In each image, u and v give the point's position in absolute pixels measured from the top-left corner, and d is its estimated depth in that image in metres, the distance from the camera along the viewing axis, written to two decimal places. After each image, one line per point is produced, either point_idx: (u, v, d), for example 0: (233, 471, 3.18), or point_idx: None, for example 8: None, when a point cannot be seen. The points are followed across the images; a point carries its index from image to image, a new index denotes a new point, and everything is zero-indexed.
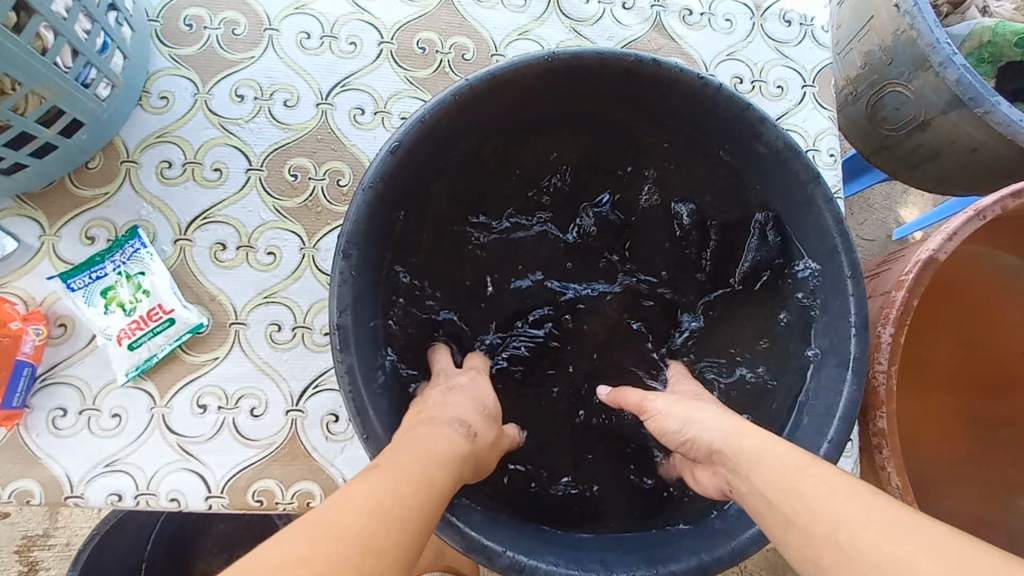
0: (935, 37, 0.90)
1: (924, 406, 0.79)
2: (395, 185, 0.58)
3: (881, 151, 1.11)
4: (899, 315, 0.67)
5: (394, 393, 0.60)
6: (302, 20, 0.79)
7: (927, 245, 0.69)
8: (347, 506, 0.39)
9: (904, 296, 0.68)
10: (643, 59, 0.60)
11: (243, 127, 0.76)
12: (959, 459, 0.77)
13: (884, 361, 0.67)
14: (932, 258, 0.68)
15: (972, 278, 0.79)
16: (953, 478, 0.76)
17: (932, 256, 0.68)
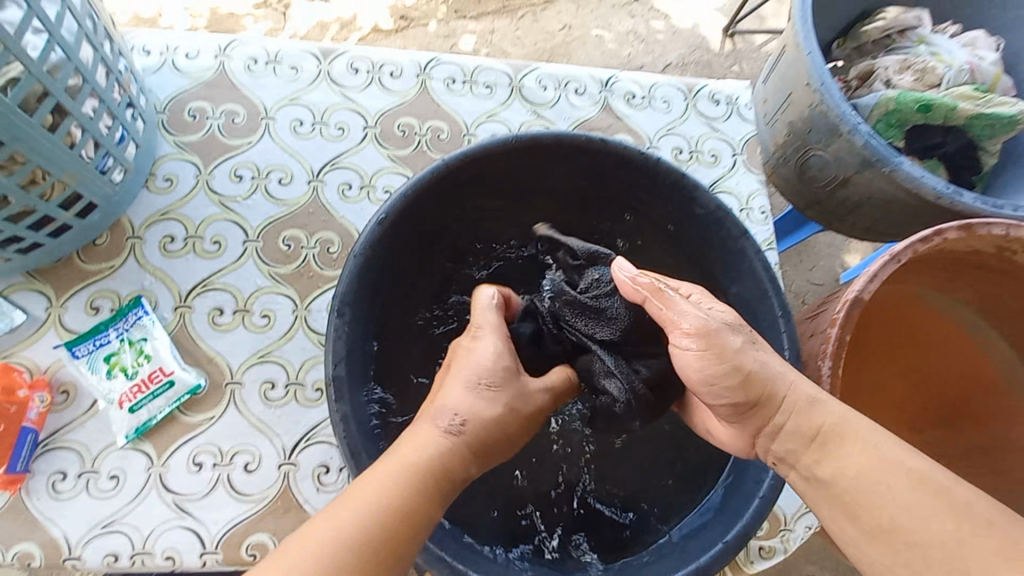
0: (842, 110, 1.06)
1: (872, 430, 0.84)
2: (383, 250, 0.67)
3: (814, 205, 1.25)
4: (835, 349, 0.73)
5: (383, 439, 0.64)
6: (295, 109, 0.90)
7: (853, 286, 0.75)
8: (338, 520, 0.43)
9: (837, 332, 0.73)
10: (592, 138, 0.71)
11: (241, 204, 0.84)
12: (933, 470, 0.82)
13: None
14: (858, 298, 0.73)
15: (899, 308, 0.85)
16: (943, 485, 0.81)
17: (858, 296, 0.73)
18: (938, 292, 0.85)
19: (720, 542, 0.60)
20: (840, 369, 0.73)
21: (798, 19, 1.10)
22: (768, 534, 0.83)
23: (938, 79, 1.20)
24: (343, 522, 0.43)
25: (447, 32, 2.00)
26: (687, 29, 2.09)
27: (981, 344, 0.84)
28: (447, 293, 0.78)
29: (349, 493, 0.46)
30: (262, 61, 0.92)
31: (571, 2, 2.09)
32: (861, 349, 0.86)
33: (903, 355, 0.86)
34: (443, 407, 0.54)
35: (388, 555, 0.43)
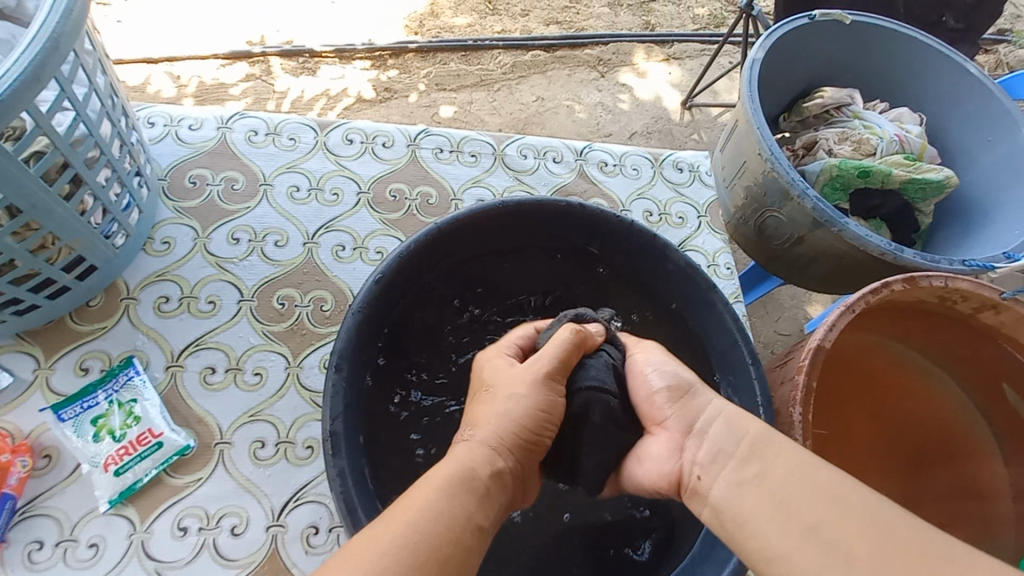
0: (791, 177, 1.17)
1: (849, 469, 0.87)
2: (378, 308, 0.71)
3: (774, 260, 1.35)
4: (804, 395, 0.77)
5: (378, 499, 0.64)
6: (292, 176, 0.95)
7: (814, 334, 0.81)
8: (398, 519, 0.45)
9: (805, 379, 0.78)
10: (572, 203, 0.79)
11: (237, 265, 0.87)
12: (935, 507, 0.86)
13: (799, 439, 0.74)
14: (820, 345, 0.79)
15: (861, 354, 0.92)
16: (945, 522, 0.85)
17: (819, 344, 0.80)
18: (894, 340, 0.93)
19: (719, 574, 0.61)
20: (811, 416, 0.76)
21: (746, 99, 1.24)
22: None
23: (873, 149, 1.35)
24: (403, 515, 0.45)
25: (428, 102, 2.14)
26: (649, 102, 2.30)
27: (935, 386, 0.92)
28: (439, 343, 0.80)
29: (413, 487, 0.49)
30: (262, 132, 0.98)
31: (542, 77, 2.29)
32: (843, 399, 0.91)
33: (884, 400, 0.92)
34: None
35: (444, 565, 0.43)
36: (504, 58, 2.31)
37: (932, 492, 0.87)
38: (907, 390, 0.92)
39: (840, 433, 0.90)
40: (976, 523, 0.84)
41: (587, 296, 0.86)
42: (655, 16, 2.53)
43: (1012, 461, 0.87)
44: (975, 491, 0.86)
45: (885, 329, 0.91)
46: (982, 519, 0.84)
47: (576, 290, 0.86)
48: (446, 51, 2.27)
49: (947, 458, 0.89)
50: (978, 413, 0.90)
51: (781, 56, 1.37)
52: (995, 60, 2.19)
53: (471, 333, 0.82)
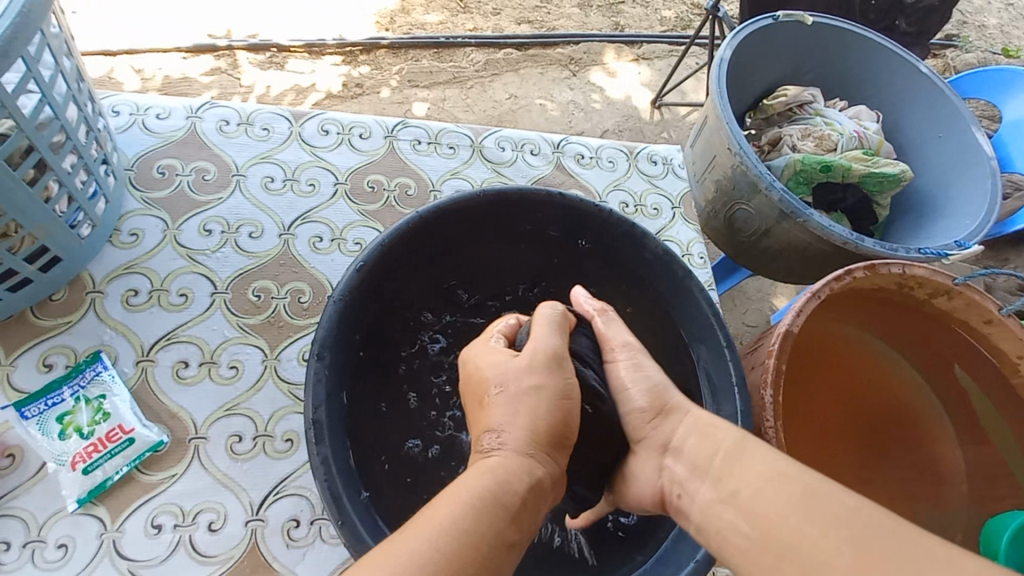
0: (758, 170, 1.22)
1: (820, 456, 0.91)
2: (361, 297, 0.71)
3: (744, 252, 1.41)
4: (774, 378, 0.79)
5: (366, 498, 0.63)
6: (265, 167, 0.93)
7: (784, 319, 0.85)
8: (436, 524, 0.47)
9: (775, 361, 0.81)
10: (552, 193, 0.80)
11: (210, 257, 0.85)
12: (901, 484, 0.91)
13: (771, 418, 0.75)
14: (790, 330, 0.82)
15: (826, 339, 0.96)
16: (912, 497, 0.90)
17: (789, 329, 0.83)
18: (859, 329, 0.97)
19: None
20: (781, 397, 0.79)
21: (716, 97, 1.28)
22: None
23: (835, 144, 1.43)
24: (440, 516, 0.47)
25: (401, 99, 2.14)
26: (620, 101, 2.34)
27: (895, 370, 0.97)
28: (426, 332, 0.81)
29: (446, 491, 0.51)
30: (234, 122, 0.95)
31: (515, 75, 2.31)
32: (810, 385, 0.94)
33: (850, 385, 0.96)
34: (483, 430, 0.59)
35: (478, 553, 0.46)
36: (477, 56, 2.32)
37: (898, 469, 0.92)
38: (869, 374, 0.96)
39: (813, 421, 0.93)
40: (933, 499, 0.90)
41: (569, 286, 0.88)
42: (625, 17, 2.58)
43: (966, 439, 0.92)
44: (935, 467, 0.92)
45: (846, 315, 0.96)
46: (940, 496, 0.89)
47: (559, 281, 0.88)
48: (419, 48, 2.27)
49: (911, 441, 0.94)
50: (933, 395, 0.96)
51: (747, 55, 1.43)
52: (942, 64, 2.30)
53: (463, 318, 0.83)
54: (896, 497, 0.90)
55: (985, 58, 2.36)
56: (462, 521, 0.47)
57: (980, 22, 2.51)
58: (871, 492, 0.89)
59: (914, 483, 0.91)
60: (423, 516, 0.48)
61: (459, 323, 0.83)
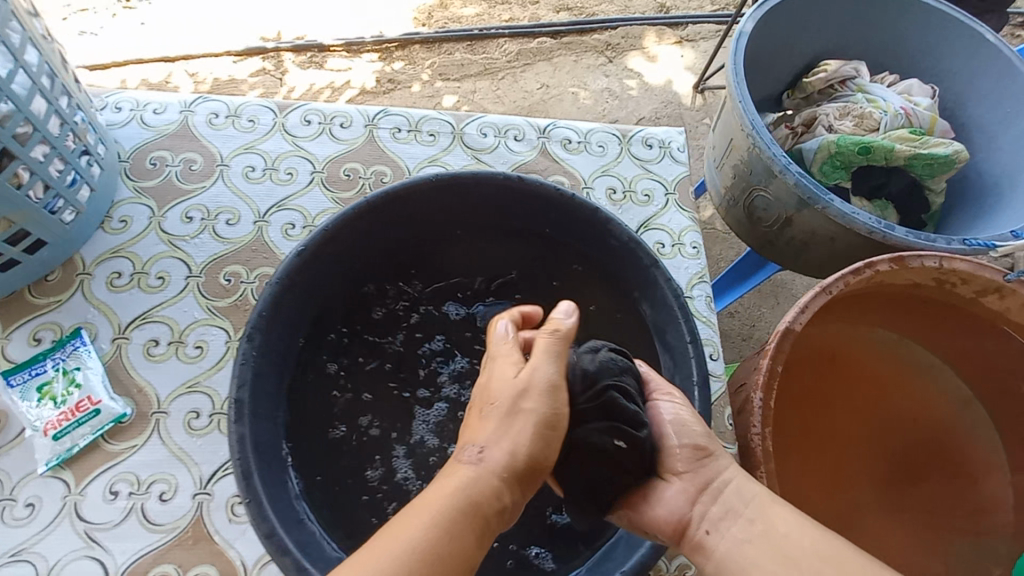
0: (773, 152, 1.10)
1: (827, 471, 0.81)
2: (304, 281, 0.72)
3: (768, 244, 1.29)
4: (766, 379, 0.71)
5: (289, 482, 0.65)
6: (248, 157, 0.96)
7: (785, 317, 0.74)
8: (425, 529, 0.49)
9: (770, 363, 0.72)
10: (510, 176, 0.77)
11: (189, 243, 0.89)
12: (930, 510, 0.80)
13: (757, 424, 0.68)
14: (790, 329, 0.72)
15: (846, 341, 0.84)
16: (942, 525, 0.79)
17: (790, 328, 0.73)
18: (890, 330, 0.85)
19: (641, 548, 0.63)
20: (772, 403, 0.70)
21: (731, 73, 1.17)
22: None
23: (876, 123, 1.27)
24: (428, 520, 0.50)
25: (431, 93, 2.16)
26: (659, 87, 2.24)
27: (930, 380, 0.85)
28: (384, 321, 0.82)
29: (432, 493, 0.52)
30: (223, 114, 0.99)
31: (548, 64, 2.26)
32: (827, 393, 0.84)
33: (874, 394, 0.85)
34: (466, 443, 0.57)
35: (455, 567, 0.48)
36: (510, 46, 2.30)
37: (927, 493, 0.81)
38: (897, 383, 0.85)
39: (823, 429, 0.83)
40: (960, 529, 0.79)
41: (534, 273, 0.86)
42: None
43: (1011, 465, 0.80)
44: (975, 493, 0.80)
45: (872, 315, 0.84)
46: (976, 526, 0.79)
47: (526, 271, 0.86)
48: (453, 42, 2.27)
49: (942, 461, 0.82)
50: (977, 411, 0.84)
51: (778, 27, 1.31)
52: None
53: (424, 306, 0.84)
54: (910, 522, 0.79)
55: None
56: (446, 531, 0.49)
57: None
58: (892, 516, 0.80)
59: (947, 509, 0.80)
60: (412, 518, 0.50)
61: (419, 310, 0.83)
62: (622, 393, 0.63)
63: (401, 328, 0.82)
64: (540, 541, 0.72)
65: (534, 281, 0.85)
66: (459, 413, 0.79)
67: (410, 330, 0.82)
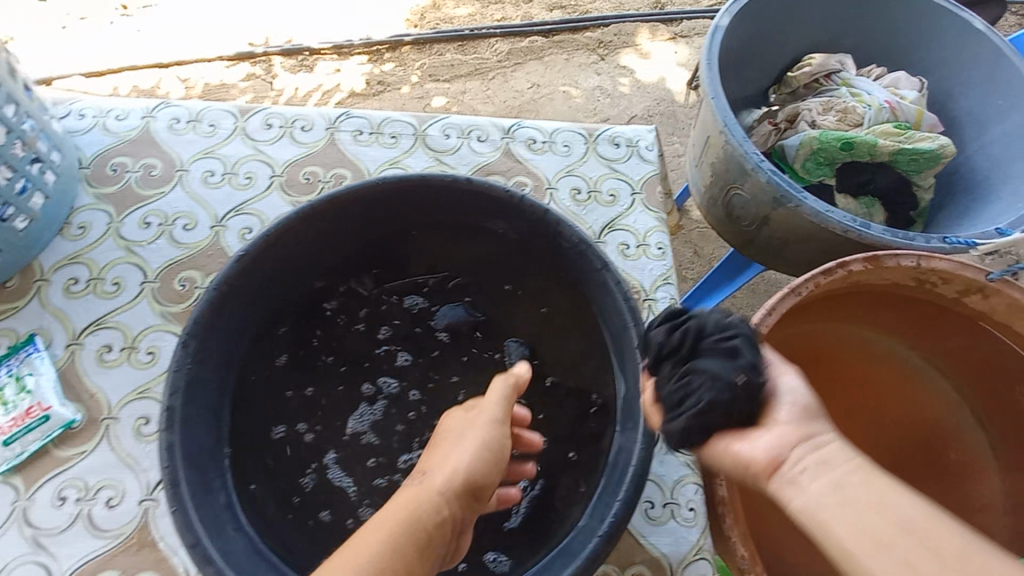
0: (745, 150, 1.08)
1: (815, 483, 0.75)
2: (246, 286, 0.71)
3: (749, 244, 1.25)
4: None
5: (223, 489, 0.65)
6: (208, 162, 0.96)
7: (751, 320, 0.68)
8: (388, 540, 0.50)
9: None
10: (459, 178, 0.75)
11: (145, 248, 0.90)
12: None
13: None
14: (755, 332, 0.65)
15: (823, 345, 0.78)
16: None
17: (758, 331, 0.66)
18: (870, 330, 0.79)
19: (578, 558, 0.61)
20: None
21: (705, 68, 1.13)
22: (659, 521, 0.80)
23: (861, 118, 1.23)
24: (392, 535, 0.51)
25: (421, 94, 2.16)
26: (652, 84, 2.20)
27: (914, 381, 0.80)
28: (335, 324, 0.81)
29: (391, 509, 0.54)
30: (184, 120, 1.00)
31: (538, 63, 2.24)
32: None
33: (856, 398, 0.80)
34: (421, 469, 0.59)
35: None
36: (501, 45, 2.28)
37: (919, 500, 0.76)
38: (879, 384, 0.80)
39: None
40: None
41: (489, 275, 0.84)
42: None
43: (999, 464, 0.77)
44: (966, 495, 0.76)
45: (850, 316, 0.78)
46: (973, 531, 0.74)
47: (480, 274, 0.84)
48: (443, 42, 2.26)
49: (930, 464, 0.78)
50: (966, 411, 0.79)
51: (761, 19, 1.26)
52: None
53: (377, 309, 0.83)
54: None
55: None
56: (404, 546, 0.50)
57: None
58: None
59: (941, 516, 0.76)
60: (370, 533, 0.51)
61: (371, 313, 0.83)
62: (741, 356, 0.52)
63: (353, 331, 0.81)
64: (491, 548, 0.71)
65: (486, 285, 0.84)
66: (408, 417, 0.78)
67: (361, 331, 0.82)
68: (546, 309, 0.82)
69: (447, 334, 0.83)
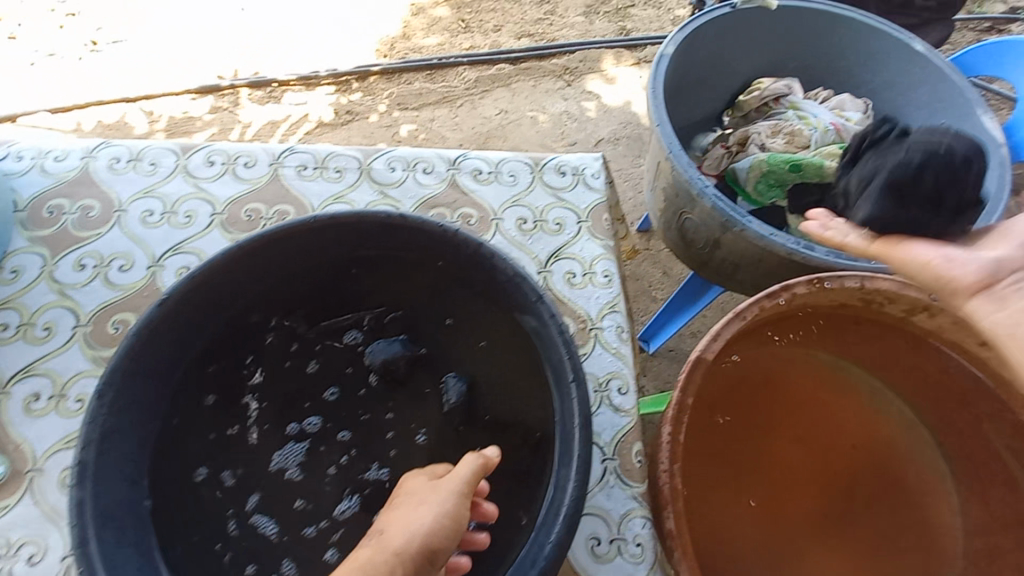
0: (689, 176, 1.09)
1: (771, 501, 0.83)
2: (169, 330, 0.69)
3: (704, 266, 1.25)
4: (676, 413, 0.75)
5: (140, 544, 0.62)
6: (147, 201, 0.95)
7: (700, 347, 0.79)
8: None
9: (681, 395, 0.76)
10: (392, 215, 0.74)
11: (79, 291, 0.88)
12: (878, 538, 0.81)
13: (665, 461, 0.73)
14: (700, 359, 0.77)
15: (784, 370, 0.87)
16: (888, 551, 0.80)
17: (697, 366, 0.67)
18: (829, 352, 0.88)
19: None
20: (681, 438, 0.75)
21: (651, 96, 1.15)
22: (604, 558, 0.78)
23: (807, 141, 1.26)
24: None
25: (389, 122, 2.17)
26: (617, 108, 2.24)
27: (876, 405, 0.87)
28: (262, 362, 0.78)
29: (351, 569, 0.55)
30: (124, 159, 0.99)
31: (506, 90, 2.27)
32: (769, 421, 0.86)
33: (816, 422, 0.87)
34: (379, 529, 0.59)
35: None
36: (469, 73, 2.31)
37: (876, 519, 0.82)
38: (840, 410, 0.87)
39: (760, 460, 0.85)
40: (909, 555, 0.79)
41: (429, 308, 0.83)
42: (632, 21, 2.44)
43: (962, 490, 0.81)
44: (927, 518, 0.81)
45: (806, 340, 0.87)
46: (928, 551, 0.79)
47: (416, 306, 0.83)
48: (411, 71, 2.29)
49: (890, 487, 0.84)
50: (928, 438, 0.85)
51: (711, 40, 1.28)
52: None
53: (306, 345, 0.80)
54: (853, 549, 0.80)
55: None
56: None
57: None
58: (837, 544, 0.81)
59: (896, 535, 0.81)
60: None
61: (299, 349, 0.80)
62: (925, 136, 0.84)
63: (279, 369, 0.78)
64: None
65: (420, 318, 0.82)
66: (340, 460, 0.75)
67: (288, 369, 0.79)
68: (484, 341, 0.80)
69: (379, 372, 0.79)
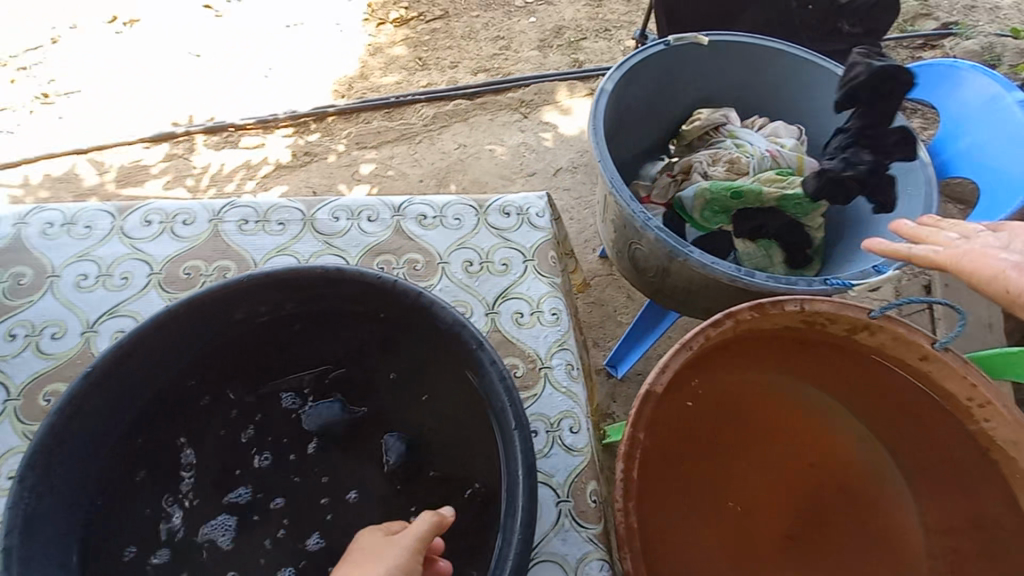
0: (632, 208, 1.11)
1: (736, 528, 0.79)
2: (96, 403, 0.65)
3: (660, 292, 1.27)
4: (626, 449, 0.71)
5: None
6: (82, 265, 0.93)
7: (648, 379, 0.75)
8: None
9: (632, 430, 0.72)
10: (329, 267, 0.72)
11: (9, 363, 0.85)
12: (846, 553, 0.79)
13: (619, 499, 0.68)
14: (649, 392, 0.73)
15: (734, 393, 0.85)
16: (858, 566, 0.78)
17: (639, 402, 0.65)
18: (777, 371, 0.86)
19: None
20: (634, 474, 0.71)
21: (592, 132, 1.17)
22: None
23: (746, 167, 1.30)
24: None
25: (348, 162, 2.18)
26: (573, 137, 2.28)
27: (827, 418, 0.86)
28: (206, 428, 0.78)
29: None
30: (58, 223, 0.97)
31: (463, 125, 2.30)
32: (723, 445, 0.83)
33: (772, 441, 0.85)
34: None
35: None
36: (427, 110, 2.34)
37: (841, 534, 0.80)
38: (793, 426, 0.85)
39: (733, 486, 0.82)
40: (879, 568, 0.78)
41: (372, 361, 0.82)
42: (584, 53, 2.47)
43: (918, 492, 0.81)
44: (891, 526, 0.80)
45: (753, 360, 0.85)
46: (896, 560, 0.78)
47: (360, 361, 0.82)
48: (369, 110, 2.31)
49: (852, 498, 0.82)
50: (882, 445, 0.84)
51: (648, 77, 1.32)
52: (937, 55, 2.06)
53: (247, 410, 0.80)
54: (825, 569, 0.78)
55: (989, 42, 2.11)
56: None
57: (992, 4, 2.32)
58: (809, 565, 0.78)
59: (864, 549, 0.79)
60: None
61: (241, 413, 0.79)
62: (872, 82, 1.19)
63: (217, 436, 0.78)
64: None
65: (364, 373, 0.83)
66: (276, 532, 0.74)
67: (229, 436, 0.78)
68: (424, 396, 0.80)
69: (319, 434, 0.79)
